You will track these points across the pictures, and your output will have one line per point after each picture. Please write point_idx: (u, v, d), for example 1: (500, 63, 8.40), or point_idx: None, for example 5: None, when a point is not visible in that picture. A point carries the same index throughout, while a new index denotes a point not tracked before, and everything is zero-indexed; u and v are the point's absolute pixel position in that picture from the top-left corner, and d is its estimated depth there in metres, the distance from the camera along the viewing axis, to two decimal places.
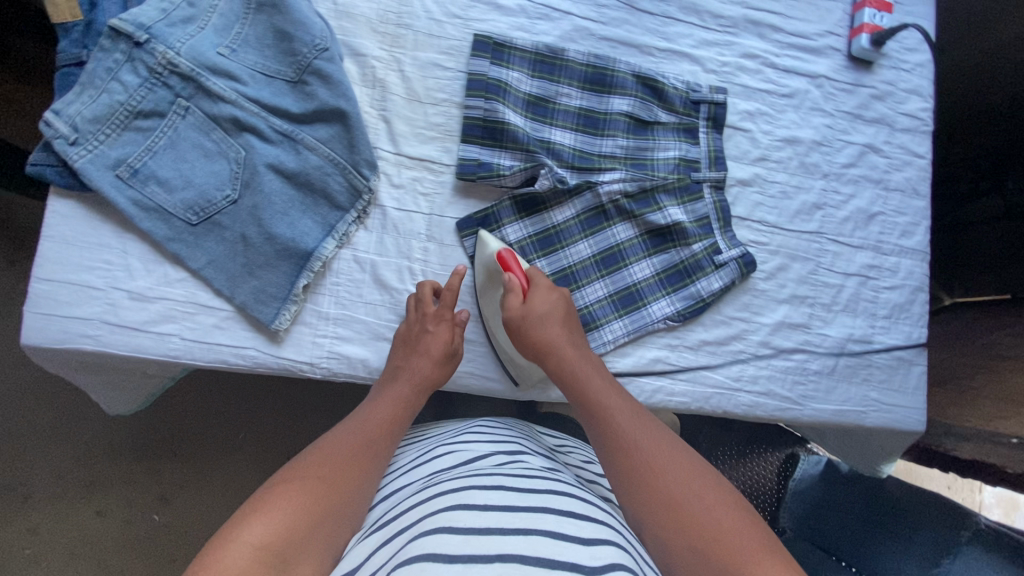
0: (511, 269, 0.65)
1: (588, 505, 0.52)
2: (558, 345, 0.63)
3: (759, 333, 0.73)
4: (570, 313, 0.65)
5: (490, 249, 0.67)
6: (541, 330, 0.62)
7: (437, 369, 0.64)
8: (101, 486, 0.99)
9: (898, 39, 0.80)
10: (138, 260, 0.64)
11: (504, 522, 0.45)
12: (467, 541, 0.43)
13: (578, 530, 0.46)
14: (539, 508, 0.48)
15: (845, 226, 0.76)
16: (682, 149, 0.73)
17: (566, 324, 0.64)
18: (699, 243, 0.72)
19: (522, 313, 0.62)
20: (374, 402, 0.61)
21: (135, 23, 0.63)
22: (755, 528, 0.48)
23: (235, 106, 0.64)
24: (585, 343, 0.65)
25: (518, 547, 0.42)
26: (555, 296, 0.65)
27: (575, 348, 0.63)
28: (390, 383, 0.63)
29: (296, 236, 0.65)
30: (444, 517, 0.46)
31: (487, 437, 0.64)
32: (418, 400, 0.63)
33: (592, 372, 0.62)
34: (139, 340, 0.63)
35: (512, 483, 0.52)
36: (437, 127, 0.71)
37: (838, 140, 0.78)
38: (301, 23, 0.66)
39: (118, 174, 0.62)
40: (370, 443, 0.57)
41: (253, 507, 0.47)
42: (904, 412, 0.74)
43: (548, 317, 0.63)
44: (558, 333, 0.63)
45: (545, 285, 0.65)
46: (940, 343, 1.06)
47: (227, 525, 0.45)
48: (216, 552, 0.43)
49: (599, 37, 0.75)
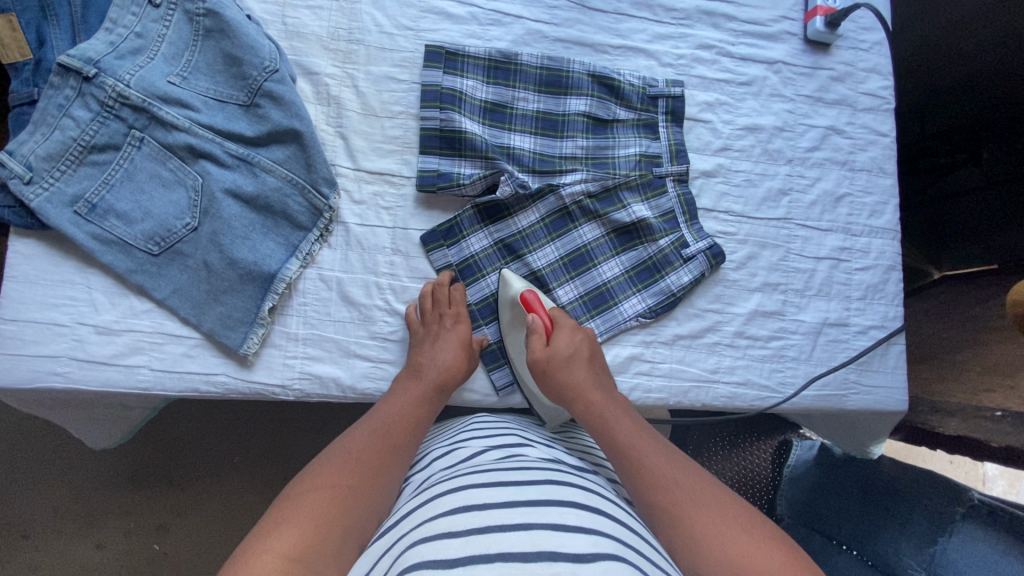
0: (534, 310, 0.65)
1: (590, 493, 0.50)
2: (584, 390, 0.62)
3: (733, 324, 0.72)
4: (594, 351, 0.65)
5: (513, 290, 0.68)
6: (565, 370, 0.62)
7: (458, 361, 0.65)
8: (98, 521, 0.98)
9: (853, 20, 0.79)
10: (103, 294, 0.64)
11: (504, 519, 0.43)
12: (467, 543, 0.41)
13: (578, 520, 0.44)
14: (540, 501, 0.46)
15: (813, 210, 0.76)
16: (643, 145, 0.73)
17: (591, 366, 0.64)
18: (665, 237, 0.72)
19: (546, 357, 0.63)
20: (393, 401, 0.61)
21: (83, 57, 0.62)
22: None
23: (190, 134, 0.64)
24: (610, 384, 0.65)
25: (518, 542, 0.40)
26: (580, 338, 0.65)
27: (602, 392, 0.62)
28: (412, 380, 0.63)
29: (257, 259, 0.64)
30: (442, 522, 0.44)
31: (481, 431, 0.62)
32: (434, 399, 0.63)
33: (620, 414, 0.60)
34: (108, 374, 0.63)
35: (511, 478, 0.50)
36: (395, 139, 0.71)
37: (800, 124, 0.77)
38: (249, 45, 0.65)
39: (76, 210, 0.62)
40: (393, 446, 0.56)
41: (279, 519, 0.46)
42: (885, 392, 0.73)
43: (574, 359, 0.63)
44: (583, 376, 0.63)
45: (569, 326, 0.66)
46: (924, 317, 1.05)
47: (253, 537, 0.44)
48: (245, 566, 0.41)
49: (553, 38, 0.75)
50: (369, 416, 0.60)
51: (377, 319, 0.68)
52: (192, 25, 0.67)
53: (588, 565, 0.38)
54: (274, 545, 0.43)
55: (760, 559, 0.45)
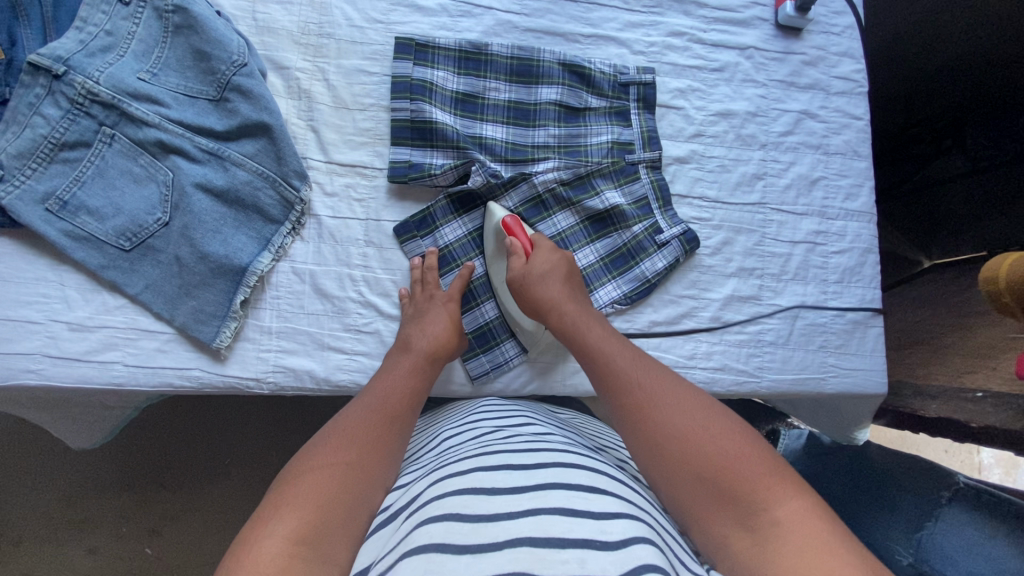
0: (515, 235, 0.67)
1: (600, 473, 0.48)
2: (559, 304, 0.62)
3: (709, 309, 0.72)
4: (573, 272, 0.66)
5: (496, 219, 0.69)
6: (540, 288, 0.63)
7: (447, 333, 0.64)
8: (89, 524, 0.98)
9: (825, 4, 0.79)
10: (76, 290, 0.64)
11: (513, 506, 0.41)
12: (477, 531, 0.39)
13: (588, 503, 0.42)
14: (550, 483, 0.44)
15: (787, 194, 0.76)
16: (615, 132, 0.73)
17: (567, 282, 0.65)
18: (639, 224, 0.72)
19: (523, 273, 0.64)
20: (388, 373, 0.60)
21: (52, 56, 0.62)
22: (765, 460, 0.45)
23: (159, 130, 0.64)
24: (587, 303, 0.65)
25: (525, 529, 0.39)
26: (556, 257, 0.66)
27: (577, 304, 0.63)
28: (403, 354, 0.62)
29: (229, 253, 0.64)
30: (451, 503, 0.42)
31: (494, 415, 0.61)
32: (433, 367, 0.62)
33: (591, 323, 0.61)
34: (82, 370, 0.63)
35: (519, 459, 0.48)
36: (367, 132, 0.71)
37: (773, 109, 0.77)
38: (217, 41, 0.66)
39: (47, 207, 0.62)
40: (392, 420, 0.55)
41: (279, 502, 0.44)
42: (864, 375, 0.73)
43: (551, 275, 0.64)
44: (558, 292, 0.63)
45: (548, 246, 0.67)
46: (911, 302, 1.04)
47: (253, 523, 0.42)
48: (245, 554, 0.40)
49: (523, 29, 0.75)
50: (368, 392, 0.58)
51: (351, 311, 0.68)
52: (161, 22, 0.67)
53: (599, 556, 0.37)
54: (275, 530, 0.41)
55: (715, 439, 0.46)
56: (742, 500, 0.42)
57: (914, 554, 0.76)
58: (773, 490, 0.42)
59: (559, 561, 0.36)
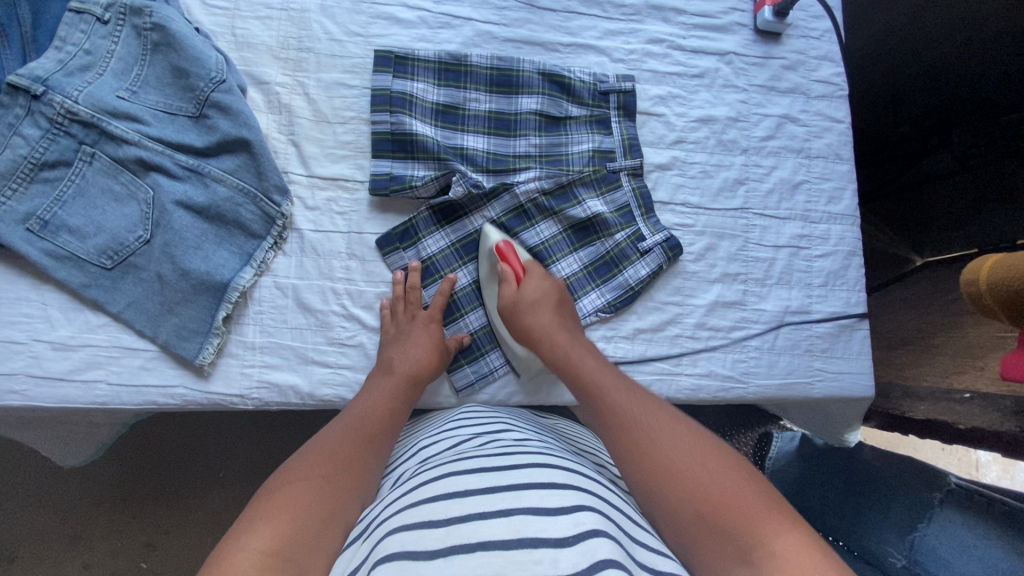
0: (507, 260, 0.67)
1: (572, 474, 0.48)
2: (549, 333, 0.63)
3: (694, 315, 0.72)
4: (563, 300, 0.66)
5: (490, 242, 0.69)
6: (529, 315, 0.63)
7: (430, 357, 0.65)
8: (83, 540, 0.97)
9: (803, 9, 0.80)
10: (59, 310, 0.64)
11: (485, 506, 0.41)
12: (449, 534, 0.39)
13: (560, 501, 0.42)
14: (522, 485, 0.44)
15: (770, 199, 0.76)
16: (596, 140, 0.74)
17: (559, 311, 0.65)
18: (622, 232, 0.72)
19: (512, 301, 0.64)
20: (369, 396, 0.60)
21: (30, 76, 0.62)
22: (758, 489, 0.44)
23: (139, 147, 0.65)
24: (578, 332, 0.65)
25: (498, 530, 0.39)
26: (547, 285, 0.66)
27: (567, 335, 0.63)
28: (385, 375, 0.63)
29: (211, 269, 0.64)
30: (424, 510, 0.42)
31: (472, 422, 0.60)
32: (414, 388, 0.63)
33: (584, 355, 0.61)
34: (65, 390, 0.62)
35: (492, 463, 0.48)
36: (348, 145, 0.71)
37: (754, 114, 0.78)
38: (195, 58, 0.66)
39: (28, 227, 0.62)
40: (369, 437, 0.55)
41: (254, 515, 0.44)
42: (851, 378, 0.73)
43: (540, 304, 0.64)
44: (549, 321, 0.63)
45: (539, 273, 0.67)
46: (901, 301, 1.03)
47: (226, 537, 0.42)
48: (219, 565, 0.39)
49: (502, 39, 0.75)
50: (348, 411, 0.58)
51: (334, 325, 0.68)
52: (140, 39, 0.67)
53: (570, 548, 0.37)
54: (249, 541, 0.41)
55: (715, 474, 0.45)
56: (741, 531, 0.41)
57: (907, 556, 0.74)
58: (771, 520, 0.41)
59: (532, 561, 0.36)
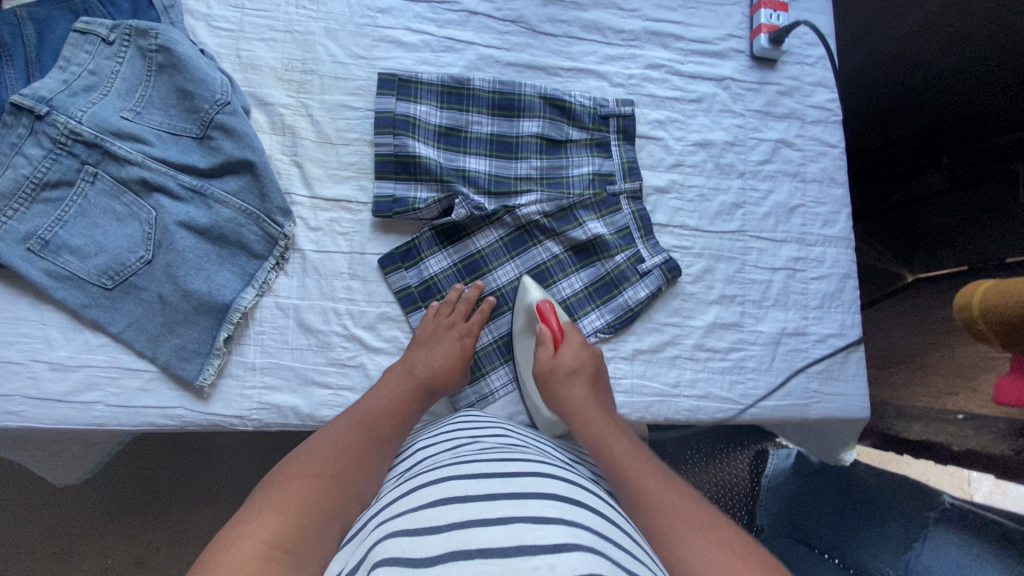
0: (547, 321, 0.67)
1: (572, 486, 0.48)
2: (582, 404, 0.61)
3: (692, 337, 0.73)
4: (599, 372, 0.65)
5: (530, 297, 0.69)
6: (564, 382, 0.62)
7: (451, 366, 0.65)
8: (74, 557, 0.96)
9: (797, 36, 0.82)
10: (57, 330, 0.63)
11: (486, 513, 0.41)
12: (447, 539, 0.39)
13: (559, 512, 0.42)
14: (523, 494, 0.44)
15: (767, 222, 0.77)
16: (596, 163, 0.75)
17: (592, 382, 0.63)
18: (622, 253, 0.73)
19: (549, 365, 0.64)
20: (382, 392, 0.61)
21: (35, 96, 0.62)
22: None
23: (142, 168, 0.65)
24: (612, 409, 0.63)
25: (497, 538, 0.38)
26: (584, 354, 0.65)
27: (600, 409, 0.61)
28: (400, 374, 0.63)
29: (212, 290, 0.64)
30: (423, 515, 0.42)
31: (471, 425, 0.60)
32: (426, 390, 0.63)
33: (617, 431, 0.58)
34: (63, 411, 0.62)
35: (493, 468, 0.48)
36: (351, 166, 0.72)
37: (751, 138, 0.79)
38: (200, 80, 0.66)
39: (29, 247, 0.61)
40: (378, 435, 0.56)
41: (261, 506, 0.46)
42: (847, 400, 0.73)
43: (575, 372, 0.63)
44: (582, 393, 0.62)
45: (579, 339, 0.67)
46: (897, 319, 1.04)
47: (233, 524, 0.44)
48: (224, 550, 0.41)
49: (504, 63, 0.76)
50: (358, 406, 0.59)
51: (335, 345, 0.68)
52: (145, 61, 0.68)
53: (568, 557, 0.36)
54: (254, 531, 0.42)
55: None
56: None
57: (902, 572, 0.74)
58: None
59: (529, 568, 0.35)
